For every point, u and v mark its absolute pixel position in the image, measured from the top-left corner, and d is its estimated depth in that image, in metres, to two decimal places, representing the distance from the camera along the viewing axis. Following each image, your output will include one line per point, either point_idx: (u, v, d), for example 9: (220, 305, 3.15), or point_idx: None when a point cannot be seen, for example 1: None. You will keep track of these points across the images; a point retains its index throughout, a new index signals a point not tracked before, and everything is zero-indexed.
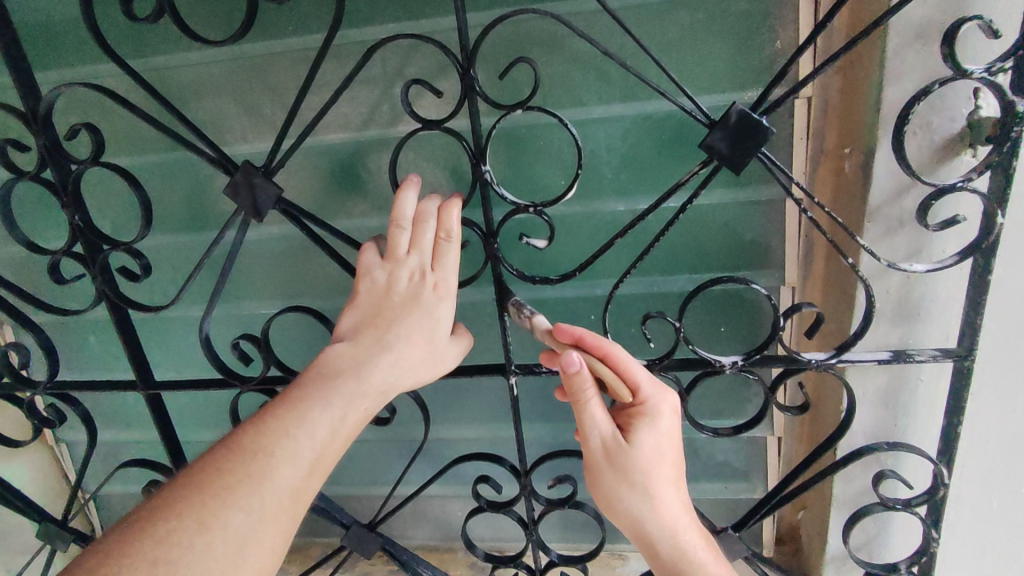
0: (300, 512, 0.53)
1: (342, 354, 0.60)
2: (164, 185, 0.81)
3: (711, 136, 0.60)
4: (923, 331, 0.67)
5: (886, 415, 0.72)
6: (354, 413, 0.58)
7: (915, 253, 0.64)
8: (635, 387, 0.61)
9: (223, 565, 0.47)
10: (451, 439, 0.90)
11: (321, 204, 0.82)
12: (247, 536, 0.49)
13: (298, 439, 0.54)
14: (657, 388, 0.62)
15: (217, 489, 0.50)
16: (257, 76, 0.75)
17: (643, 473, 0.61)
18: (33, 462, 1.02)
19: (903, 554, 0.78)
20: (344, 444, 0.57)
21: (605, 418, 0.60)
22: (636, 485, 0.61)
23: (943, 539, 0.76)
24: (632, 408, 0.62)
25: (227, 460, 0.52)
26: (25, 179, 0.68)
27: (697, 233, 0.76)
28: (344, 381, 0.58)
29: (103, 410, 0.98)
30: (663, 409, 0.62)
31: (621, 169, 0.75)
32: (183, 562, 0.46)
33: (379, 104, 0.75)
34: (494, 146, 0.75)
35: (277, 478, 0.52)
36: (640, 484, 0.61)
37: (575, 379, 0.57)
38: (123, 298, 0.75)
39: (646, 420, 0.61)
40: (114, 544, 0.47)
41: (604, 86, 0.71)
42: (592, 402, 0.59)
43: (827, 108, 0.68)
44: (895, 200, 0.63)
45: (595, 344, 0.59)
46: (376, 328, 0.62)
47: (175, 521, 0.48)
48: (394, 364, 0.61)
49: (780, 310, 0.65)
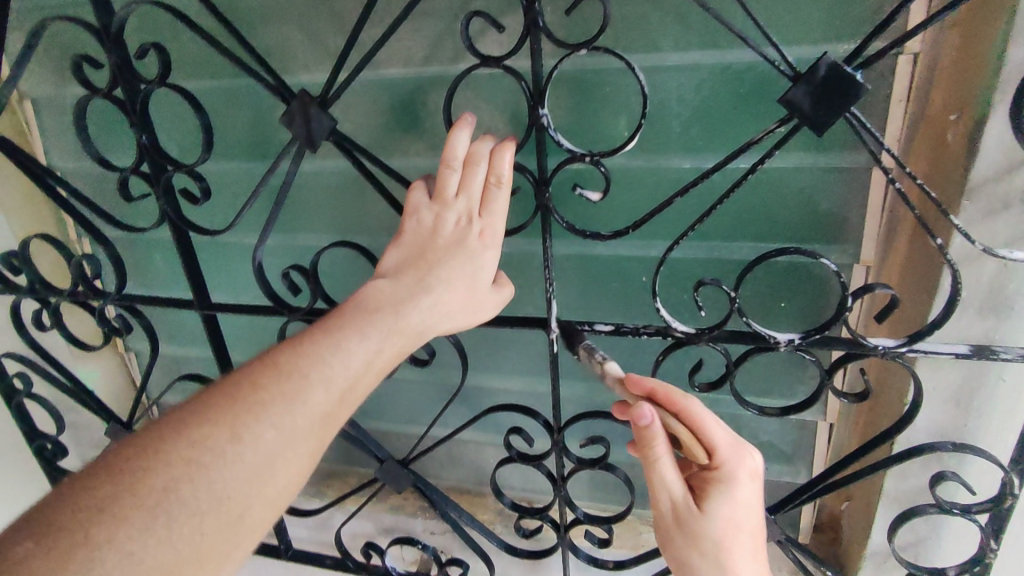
0: (328, 439, 0.54)
1: (383, 289, 0.60)
2: (227, 110, 0.82)
3: (794, 91, 0.54)
4: (1013, 327, 0.60)
5: (956, 414, 0.66)
6: (390, 348, 0.57)
7: (1017, 240, 0.57)
8: (712, 449, 0.59)
9: (252, 476, 0.48)
10: (489, 388, 0.91)
11: (376, 141, 0.81)
12: (276, 453, 0.49)
13: (333, 366, 0.54)
14: (737, 450, 0.60)
15: (251, 404, 0.50)
16: (321, 3, 0.74)
17: (716, 542, 0.60)
18: (104, 365, 1.10)
19: (952, 560, 0.73)
20: (377, 377, 0.57)
21: (678, 481, 0.59)
22: (708, 553, 0.60)
23: (1001, 551, 0.70)
24: (708, 473, 0.61)
25: (263, 375, 0.52)
26: (98, 95, 0.71)
27: (767, 199, 0.71)
28: (381, 315, 0.58)
29: (167, 325, 1.03)
30: (740, 474, 0.60)
31: (691, 123, 0.70)
32: (213, 469, 0.47)
33: (442, 39, 0.72)
34: (556, 89, 0.71)
35: (310, 400, 0.52)
36: (711, 553, 0.60)
37: (645, 434, 0.55)
38: (184, 219, 0.77)
39: (722, 489, 0.60)
40: (149, 440, 0.47)
41: (682, 30, 0.65)
42: (663, 461, 0.57)
43: (937, 66, 0.60)
44: (1003, 178, 0.55)
45: (667, 399, 0.59)
46: (418, 269, 0.61)
47: (209, 427, 0.48)
48: (425, 299, 0.60)
49: (849, 289, 0.60)
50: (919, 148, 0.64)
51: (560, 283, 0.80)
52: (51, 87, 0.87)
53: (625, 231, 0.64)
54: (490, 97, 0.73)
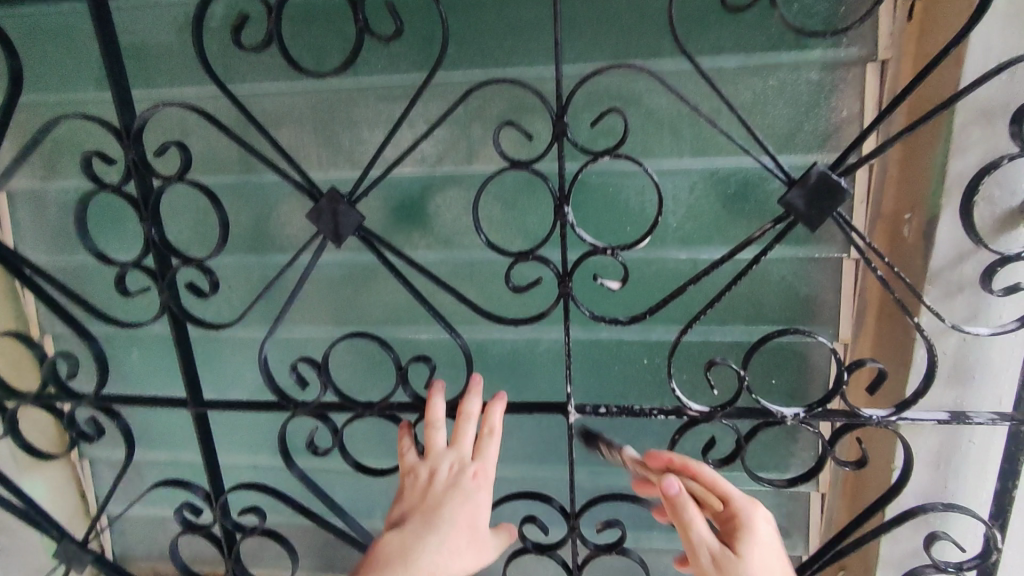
0: None
1: None
2: (232, 206, 0.84)
3: (790, 195, 0.61)
4: (978, 394, 0.71)
5: (937, 477, 0.75)
6: None
7: (972, 318, 0.68)
8: (472, 471, 0.71)
9: None
10: (502, 476, 0.92)
11: (387, 235, 0.83)
12: None
13: None
14: (484, 481, 0.71)
15: None
16: (340, 108, 0.78)
17: (445, 491, 0.70)
18: (52, 477, 0.99)
19: (974, 550, 0.76)
20: None
21: (468, 501, 0.70)
22: (448, 491, 0.70)
23: (1006, 544, 0.74)
24: (462, 477, 0.70)
25: None
26: (108, 191, 0.70)
27: (757, 287, 0.78)
28: None
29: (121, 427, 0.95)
30: (481, 489, 0.71)
31: (686, 220, 0.77)
32: None
33: (457, 140, 0.78)
34: (493, 189, 0.80)
35: None
36: (438, 495, 0.70)
37: (459, 476, 0.70)
38: (185, 312, 0.75)
39: (746, 529, 0.63)
40: None
41: (676, 139, 0.74)
42: (458, 501, 0.70)
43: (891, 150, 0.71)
44: (955, 265, 0.67)
45: (476, 484, 0.70)
46: None
47: None
48: None
49: (844, 363, 0.67)
50: (886, 192, 0.72)
51: (585, 353, 0.84)
52: (32, 184, 0.84)
53: (642, 317, 0.67)
54: (464, 198, 0.80)
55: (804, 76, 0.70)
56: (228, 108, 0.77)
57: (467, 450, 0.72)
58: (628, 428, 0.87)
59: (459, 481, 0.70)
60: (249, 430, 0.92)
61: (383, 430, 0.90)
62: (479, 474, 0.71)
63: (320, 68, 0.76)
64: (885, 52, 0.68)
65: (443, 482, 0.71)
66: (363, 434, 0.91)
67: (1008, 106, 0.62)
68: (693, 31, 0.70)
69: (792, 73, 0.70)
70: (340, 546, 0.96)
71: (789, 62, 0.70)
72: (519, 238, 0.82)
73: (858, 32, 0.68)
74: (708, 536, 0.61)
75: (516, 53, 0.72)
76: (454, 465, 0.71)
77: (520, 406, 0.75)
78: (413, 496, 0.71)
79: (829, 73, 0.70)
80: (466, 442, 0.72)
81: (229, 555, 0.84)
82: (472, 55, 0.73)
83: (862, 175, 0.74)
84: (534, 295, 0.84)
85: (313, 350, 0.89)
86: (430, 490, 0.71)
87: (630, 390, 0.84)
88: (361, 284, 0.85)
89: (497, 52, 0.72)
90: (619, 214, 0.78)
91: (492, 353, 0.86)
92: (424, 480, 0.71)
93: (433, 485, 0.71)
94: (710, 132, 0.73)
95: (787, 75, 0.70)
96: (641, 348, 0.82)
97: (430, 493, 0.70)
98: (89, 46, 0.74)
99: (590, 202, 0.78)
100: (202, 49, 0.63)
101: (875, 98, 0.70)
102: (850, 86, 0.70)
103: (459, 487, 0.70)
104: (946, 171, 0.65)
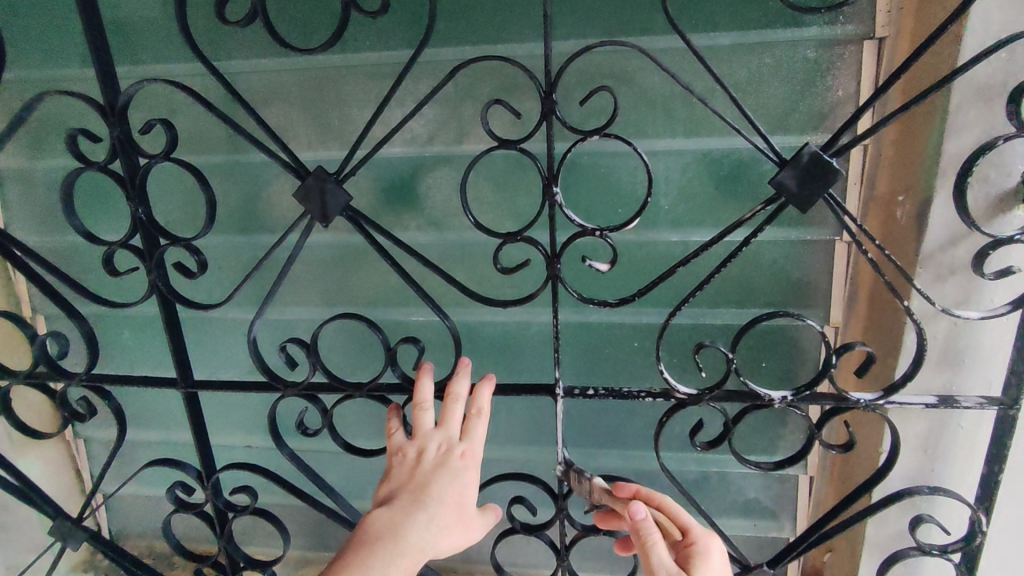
0: None
1: None
2: (222, 185, 0.83)
3: (780, 175, 0.60)
4: (967, 378, 0.71)
5: (925, 460, 0.75)
6: None
7: (964, 302, 0.68)
8: (461, 450, 0.71)
9: None
10: (492, 458, 0.92)
11: (377, 215, 0.83)
12: None
13: None
14: (472, 461, 0.71)
15: None
16: (329, 86, 0.77)
17: (432, 471, 0.70)
18: (47, 454, 1.00)
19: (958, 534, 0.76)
20: None
21: (455, 481, 0.70)
22: (436, 470, 0.70)
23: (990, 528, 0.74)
24: (450, 457, 0.71)
25: None
26: (94, 169, 0.69)
27: (748, 270, 0.78)
28: None
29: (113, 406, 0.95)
30: (469, 468, 0.71)
31: (678, 201, 0.76)
32: None
33: (447, 120, 0.77)
34: (483, 169, 0.79)
35: None
36: (425, 474, 0.70)
37: (447, 456, 0.71)
38: (174, 292, 0.75)
39: (701, 557, 0.63)
40: None
41: (668, 119, 0.73)
42: (445, 481, 0.70)
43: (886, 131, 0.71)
44: (948, 248, 0.67)
45: (464, 464, 0.71)
46: None
47: None
48: None
49: (833, 347, 0.66)
50: (881, 173, 0.72)
51: (575, 335, 0.83)
52: (20, 162, 0.84)
53: (631, 299, 0.66)
54: (454, 179, 0.79)
55: (800, 55, 0.69)
56: (215, 85, 0.76)
57: (455, 431, 0.72)
58: (619, 410, 0.87)
59: (448, 460, 0.70)
60: (240, 410, 0.93)
61: (374, 411, 0.90)
62: (467, 454, 0.71)
63: (308, 45, 0.74)
64: (882, 30, 0.67)
65: (430, 462, 0.71)
66: (353, 414, 0.91)
67: (1005, 86, 0.60)
68: (686, 7, 0.68)
69: (787, 51, 0.69)
70: (331, 525, 0.97)
71: (784, 40, 0.68)
72: (509, 220, 0.81)
73: (855, 10, 0.66)
74: (667, 562, 0.60)
75: (507, 30, 0.71)
76: (442, 444, 0.71)
77: (509, 387, 0.75)
78: (402, 473, 0.71)
79: (825, 52, 0.68)
80: (454, 422, 0.72)
81: (221, 533, 0.85)
82: (462, 32, 0.72)
83: (857, 157, 0.74)
84: (524, 277, 0.83)
85: (304, 331, 0.89)
86: (417, 469, 0.71)
87: (620, 372, 0.84)
88: (351, 265, 0.85)
89: (487, 28, 0.71)
90: (610, 195, 0.77)
91: (482, 334, 0.86)
92: (412, 460, 0.71)
93: (420, 465, 0.71)
94: (703, 112, 0.72)
95: (782, 53, 0.69)
96: (631, 330, 0.82)
97: (417, 473, 0.71)
98: (73, 21, 0.73)
99: (581, 183, 0.77)
100: (186, 23, 0.61)
101: (872, 77, 0.68)
102: (846, 65, 0.69)
103: (447, 467, 0.70)
104: (941, 153, 0.64)
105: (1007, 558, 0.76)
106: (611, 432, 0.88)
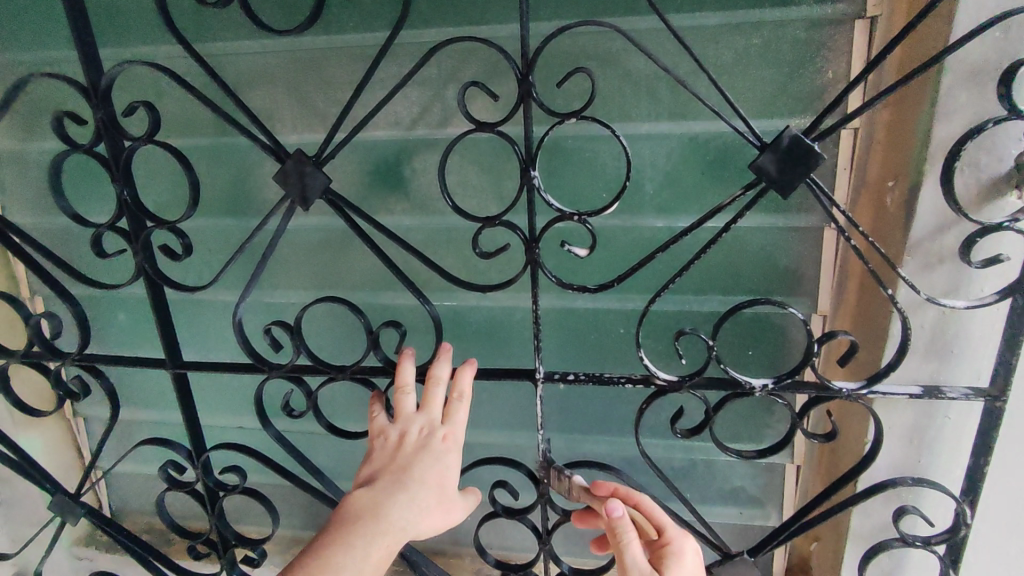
0: None
1: None
2: (209, 168, 0.83)
3: (761, 158, 0.59)
4: (955, 369, 0.70)
5: (911, 451, 0.74)
6: None
7: (952, 291, 0.66)
8: (443, 434, 0.71)
9: None
10: (479, 442, 0.93)
11: (362, 199, 0.83)
12: None
13: None
14: (453, 443, 0.71)
15: None
16: (312, 69, 0.76)
17: (411, 454, 0.71)
18: (46, 431, 1.02)
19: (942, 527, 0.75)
20: None
21: (437, 464, 0.70)
22: (417, 453, 0.71)
23: (976, 520, 0.73)
24: (433, 440, 0.71)
25: None
26: (80, 152, 0.69)
27: (735, 256, 0.77)
28: None
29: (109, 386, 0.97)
30: (451, 451, 0.71)
31: (663, 187, 0.75)
32: None
33: (430, 103, 0.76)
34: (467, 153, 0.78)
35: None
36: (406, 457, 0.71)
37: (427, 439, 0.71)
38: (161, 274, 0.75)
39: (674, 557, 0.63)
40: None
41: (653, 103, 0.72)
42: (425, 462, 0.71)
43: (878, 114, 0.69)
44: (936, 236, 0.65)
45: (445, 446, 0.71)
46: None
47: None
48: None
49: (815, 335, 0.65)
50: (873, 159, 0.70)
51: (560, 321, 0.83)
52: (13, 144, 0.85)
53: (609, 285, 0.66)
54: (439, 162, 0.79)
55: (788, 35, 0.67)
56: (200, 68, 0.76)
57: (438, 413, 0.72)
58: (604, 396, 0.87)
59: (429, 443, 0.71)
60: (232, 391, 0.94)
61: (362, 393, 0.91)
62: (450, 437, 0.71)
63: (290, 27, 0.74)
64: (875, 8, 0.65)
65: (413, 445, 0.71)
66: (341, 394, 0.92)
67: (999, 67, 0.58)
68: None
69: (774, 31, 0.67)
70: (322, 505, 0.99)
71: (772, 20, 0.67)
72: (494, 204, 0.81)
73: None
74: (641, 561, 0.61)
75: (489, 11, 0.70)
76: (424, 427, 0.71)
77: (490, 372, 0.75)
78: (383, 456, 0.72)
79: (814, 32, 0.67)
80: (435, 406, 0.72)
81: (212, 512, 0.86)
82: (444, 13, 0.71)
83: (846, 141, 0.72)
84: (509, 262, 0.83)
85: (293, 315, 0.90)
86: (400, 451, 0.71)
87: (604, 359, 0.84)
88: (338, 249, 0.85)
89: (468, 9, 0.70)
90: (593, 179, 0.76)
91: (468, 319, 0.86)
92: (394, 442, 0.72)
93: (402, 447, 0.71)
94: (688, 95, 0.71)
95: (770, 34, 0.67)
96: (616, 317, 0.81)
97: (399, 454, 0.71)
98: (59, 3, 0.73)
99: (564, 167, 0.76)
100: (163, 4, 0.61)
101: (863, 57, 0.66)
102: (836, 46, 0.67)
103: (428, 450, 0.70)
104: (931, 137, 0.62)
105: (993, 551, 0.75)
106: (596, 418, 0.88)
